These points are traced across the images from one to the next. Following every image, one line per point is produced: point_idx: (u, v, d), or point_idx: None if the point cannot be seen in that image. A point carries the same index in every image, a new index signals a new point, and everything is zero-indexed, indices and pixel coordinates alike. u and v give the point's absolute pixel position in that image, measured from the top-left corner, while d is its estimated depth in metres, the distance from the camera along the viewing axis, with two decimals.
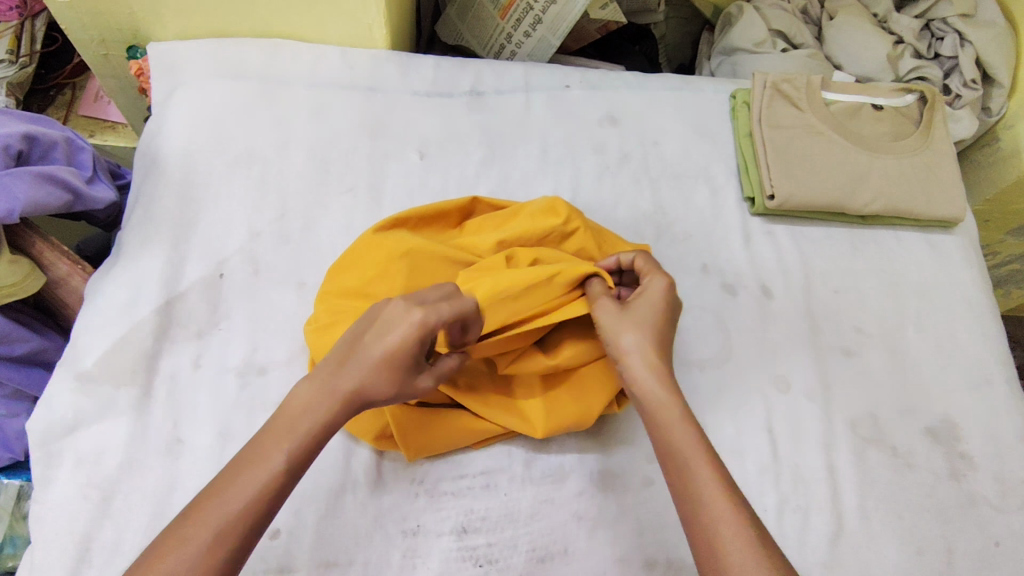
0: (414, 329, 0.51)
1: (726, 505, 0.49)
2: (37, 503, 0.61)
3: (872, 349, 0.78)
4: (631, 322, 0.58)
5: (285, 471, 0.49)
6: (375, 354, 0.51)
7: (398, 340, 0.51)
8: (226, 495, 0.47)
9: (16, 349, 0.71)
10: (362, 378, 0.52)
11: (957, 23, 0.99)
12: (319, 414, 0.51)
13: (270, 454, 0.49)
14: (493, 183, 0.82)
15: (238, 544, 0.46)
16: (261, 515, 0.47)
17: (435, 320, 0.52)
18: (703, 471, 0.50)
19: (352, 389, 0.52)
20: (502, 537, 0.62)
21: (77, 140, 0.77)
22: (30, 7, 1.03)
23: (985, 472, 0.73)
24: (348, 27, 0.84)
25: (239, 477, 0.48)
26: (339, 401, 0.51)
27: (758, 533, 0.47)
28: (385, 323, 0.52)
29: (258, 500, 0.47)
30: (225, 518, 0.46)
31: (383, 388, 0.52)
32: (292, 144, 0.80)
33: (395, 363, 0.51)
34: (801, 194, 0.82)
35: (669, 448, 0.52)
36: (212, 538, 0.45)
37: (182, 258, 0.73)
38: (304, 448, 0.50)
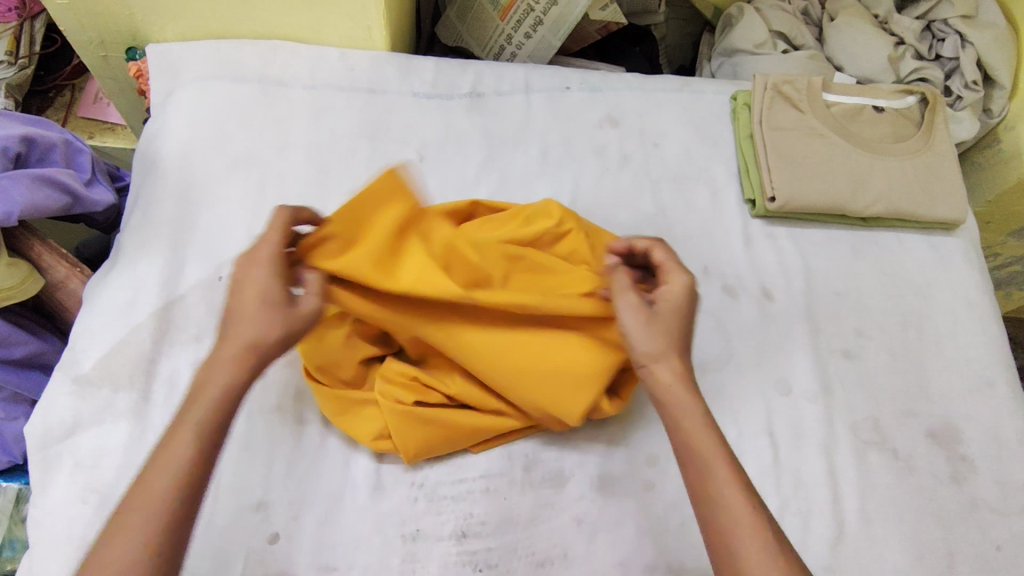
0: (258, 266, 0.54)
1: (745, 511, 0.49)
2: (35, 507, 0.61)
3: (873, 352, 0.78)
4: (658, 324, 0.56)
5: (201, 440, 0.48)
6: (246, 304, 0.53)
7: (252, 281, 0.54)
8: (153, 481, 0.46)
9: (14, 352, 0.71)
10: (246, 329, 0.52)
11: (958, 24, 0.99)
12: (222, 378, 0.51)
13: (180, 436, 0.48)
14: (493, 185, 0.82)
15: (180, 520, 0.46)
16: (190, 498, 0.47)
17: (270, 250, 0.56)
18: (723, 475, 0.50)
19: (242, 344, 0.51)
20: (502, 541, 0.62)
21: (76, 142, 0.77)
22: (30, 8, 1.03)
23: (986, 475, 0.72)
24: (347, 29, 0.84)
25: (158, 467, 0.47)
26: (235, 356, 0.51)
27: (775, 540, 0.48)
28: (235, 281, 0.54)
29: (180, 483, 0.46)
30: (152, 511, 0.45)
31: (268, 325, 0.52)
32: (292, 147, 0.80)
33: (270, 302, 0.53)
34: (802, 196, 0.81)
35: (691, 451, 0.52)
36: (151, 526, 0.45)
37: (181, 260, 0.72)
38: (214, 418, 0.49)
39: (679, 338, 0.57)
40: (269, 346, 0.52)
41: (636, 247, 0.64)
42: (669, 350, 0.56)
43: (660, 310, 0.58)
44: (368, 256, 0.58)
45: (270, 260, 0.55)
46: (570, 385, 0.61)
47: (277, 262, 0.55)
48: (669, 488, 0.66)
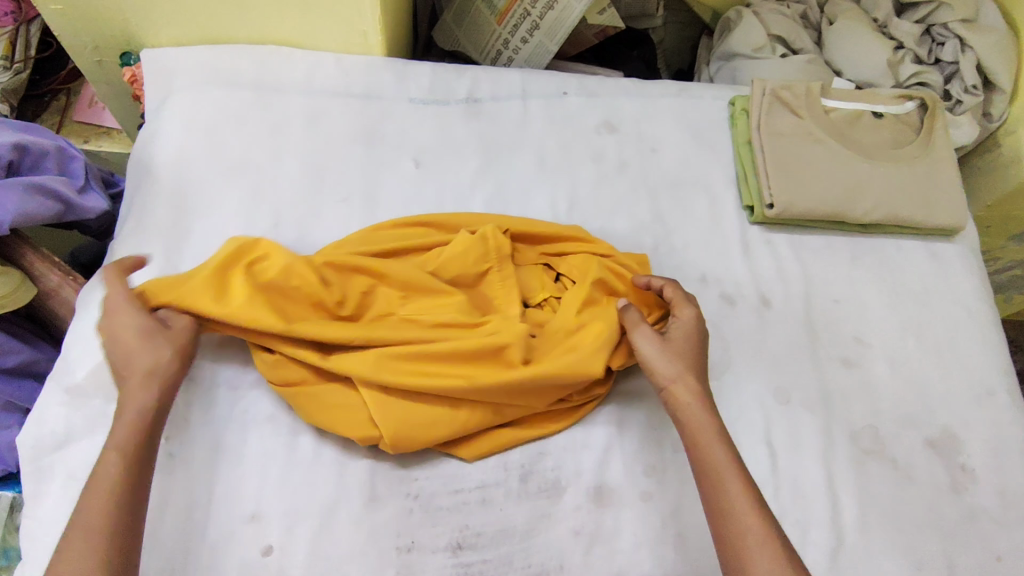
0: (124, 312, 0.61)
1: (756, 518, 0.54)
2: (27, 518, 0.60)
3: (872, 360, 0.77)
4: (669, 350, 0.64)
5: (124, 458, 0.54)
6: (127, 344, 0.59)
7: (123, 325, 0.60)
8: (86, 499, 0.52)
9: (7, 361, 0.71)
10: (140, 361, 0.59)
11: (958, 28, 0.98)
12: (133, 403, 0.57)
13: (107, 461, 0.54)
14: (489, 192, 0.81)
15: (115, 527, 0.51)
16: (126, 508, 0.52)
17: (127, 297, 0.62)
18: (735, 487, 0.56)
19: (144, 371, 0.58)
20: (498, 553, 0.61)
21: (69, 148, 0.76)
22: (24, 13, 1.02)
23: (985, 484, 0.72)
24: (343, 34, 0.84)
25: (91, 491, 0.52)
26: (140, 381, 0.58)
27: (781, 546, 0.53)
28: (108, 331, 0.60)
29: (111, 500, 0.52)
30: (90, 527, 0.50)
31: (154, 351, 0.59)
32: (287, 153, 0.79)
33: (139, 336, 0.60)
34: (800, 202, 0.81)
35: (707, 464, 0.58)
36: (87, 535, 0.50)
37: (174, 268, 0.72)
38: (134, 441, 0.55)
39: (690, 362, 0.64)
40: (165, 369, 0.59)
41: (652, 284, 0.70)
42: (681, 369, 0.63)
43: (673, 342, 0.65)
44: (200, 287, 0.63)
45: (126, 307, 0.61)
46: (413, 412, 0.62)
47: (135, 304, 0.62)
48: (666, 499, 0.65)
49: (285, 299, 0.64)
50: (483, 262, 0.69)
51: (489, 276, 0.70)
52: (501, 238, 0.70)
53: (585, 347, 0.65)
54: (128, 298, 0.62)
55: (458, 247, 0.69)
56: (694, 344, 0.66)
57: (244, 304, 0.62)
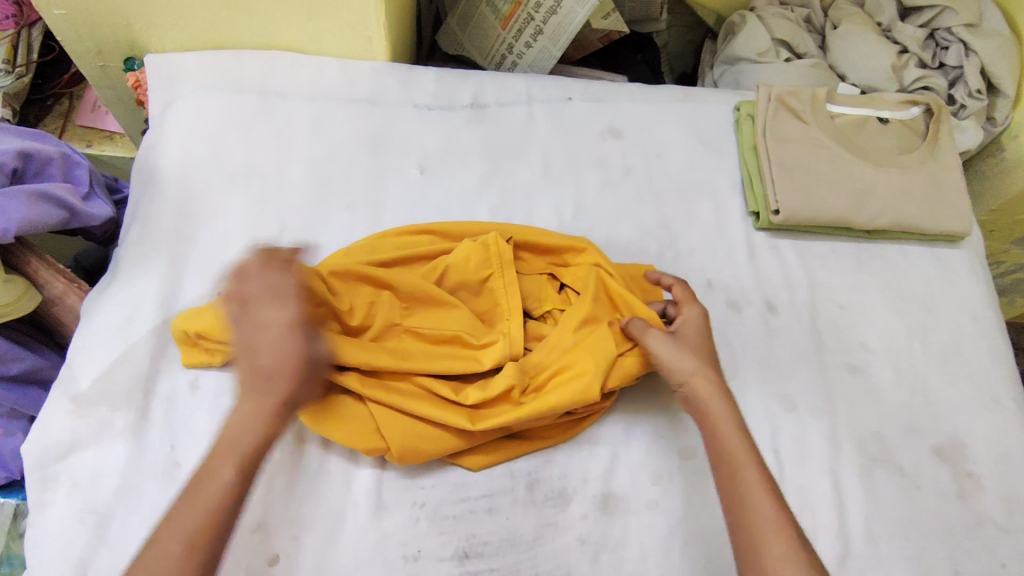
0: (275, 324, 0.55)
1: (771, 508, 0.55)
2: (32, 527, 0.60)
3: (878, 366, 0.77)
4: (684, 350, 0.65)
5: (237, 480, 0.53)
6: (267, 362, 0.54)
7: (274, 338, 0.54)
8: (188, 517, 0.51)
9: (12, 369, 0.70)
10: (281, 388, 0.55)
11: (962, 33, 0.98)
12: (254, 430, 0.54)
13: (218, 473, 0.53)
14: (494, 199, 0.81)
15: (210, 554, 0.51)
16: (224, 527, 0.52)
17: (286, 305, 0.55)
18: (751, 476, 0.56)
19: (277, 400, 0.54)
20: (504, 562, 0.61)
21: (73, 155, 0.76)
22: (27, 16, 1.01)
23: (992, 491, 0.72)
24: (347, 40, 0.83)
25: (192, 501, 0.52)
26: (265, 412, 0.54)
27: (794, 535, 0.53)
28: (251, 336, 0.55)
29: (215, 515, 0.51)
30: (183, 539, 0.50)
31: (295, 386, 0.55)
32: (292, 159, 0.79)
33: (286, 364, 0.54)
34: (807, 208, 0.81)
35: (724, 455, 0.58)
36: (188, 555, 0.50)
37: (179, 276, 0.72)
38: (249, 460, 0.54)
39: (704, 359, 0.65)
40: (297, 400, 0.56)
41: (663, 280, 0.73)
42: (696, 366, 0.63)
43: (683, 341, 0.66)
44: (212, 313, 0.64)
45: (275, 321, 0.55)
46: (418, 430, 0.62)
47: (285, 322, 0.55)
48: (673, 507, 0.65)
49: None
50: (485, 269, 0.69)
51: (491, 284, 0.69)
52: (506, 248, 0.69)
53: (584, 360, 0.64)
54: (284, 311, 0.55)
55: (462, 257, 0.68)
56: (703, 341, 0.67)
57: None
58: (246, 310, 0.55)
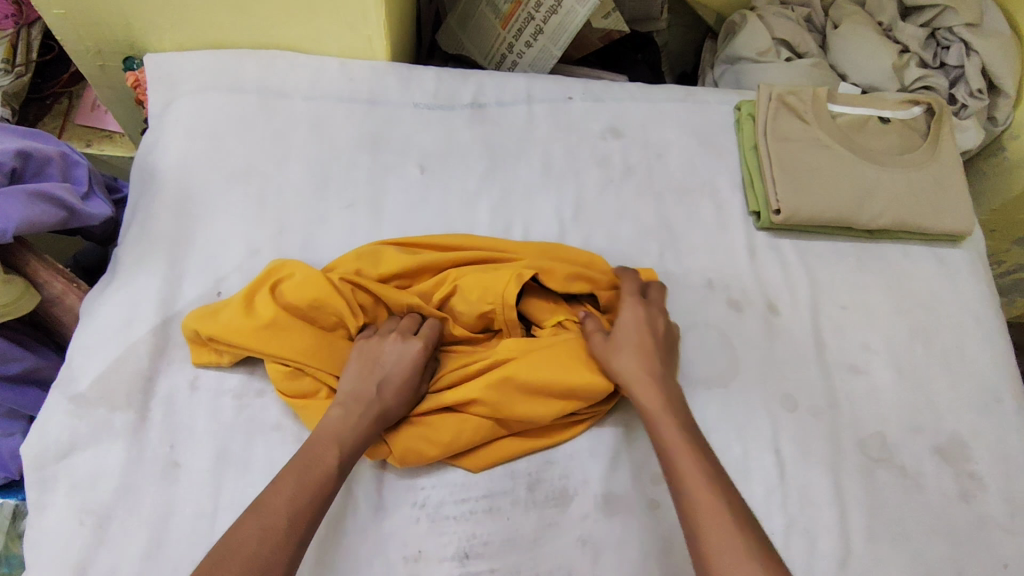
0: (416, 354, 0.63)
1: (707, 494, 0.53)
2: (31, 529, 0.60)
3: (879, 366, 0.77)
4: (618, 351, 0.64)
5: (337, 471, 0.56)
6: (395, 381, 0.62)
7: (410, 365, 0.63)
8: (289, 495, 0.53)
9: (10, 369, 0.70)
10: (398, 408, 0.61)
11: (963, 32, 0.98)
12: (358, 430, 0.59)
13: (324, 460, 0.56)
14: (494, 199, 0.81)
15: (303, 538, 0.52)
16: (317, 513, 0.53)
17: (429, 341, 0.65)
18: (689, 469, 0.55)
19: (383, 412, 0.60)
20: (504, 563, 0.61)
21: (72, 154, 0.76)
22: (26, 16, 1.01)
23: (993, 491, 0.72)
24: (347, 39, 0.83)
25: (299, 480, 0.54)
26: (370, 420, 0.59)
27: (739, 525, 0.51)
28: (388, 358, 0.63)
29: (317, 500, 0.54)
30: (286, 517, 0.52)
31: (403, 410, 0.62)
32: (292, 158, 0.79)
33: (410, 380, 0.62)
34: (809, 207, 0.80)
35: (663, 450, 0.58)
36: (284, 534, 0.51)
37: (179, 276, 0.72)
38: (351, 453, 0.58)
39: (642, 353, 0.65)
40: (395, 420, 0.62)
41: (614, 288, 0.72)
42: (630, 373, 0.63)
43: (621, 341, 0.65)
44: (225, 317, 0.64)
45: (415, 351, 0.64)
46: (431, 435, 0.62)
47: (424, 348, 0.64)
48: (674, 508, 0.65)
49: (306, 318, 0.66)
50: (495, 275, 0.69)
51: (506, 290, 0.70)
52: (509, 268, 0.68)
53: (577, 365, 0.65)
54: (429, 340, 0.65)
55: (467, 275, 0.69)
56: (640, 333, 0.66)
57: (257, 325, 0.63)
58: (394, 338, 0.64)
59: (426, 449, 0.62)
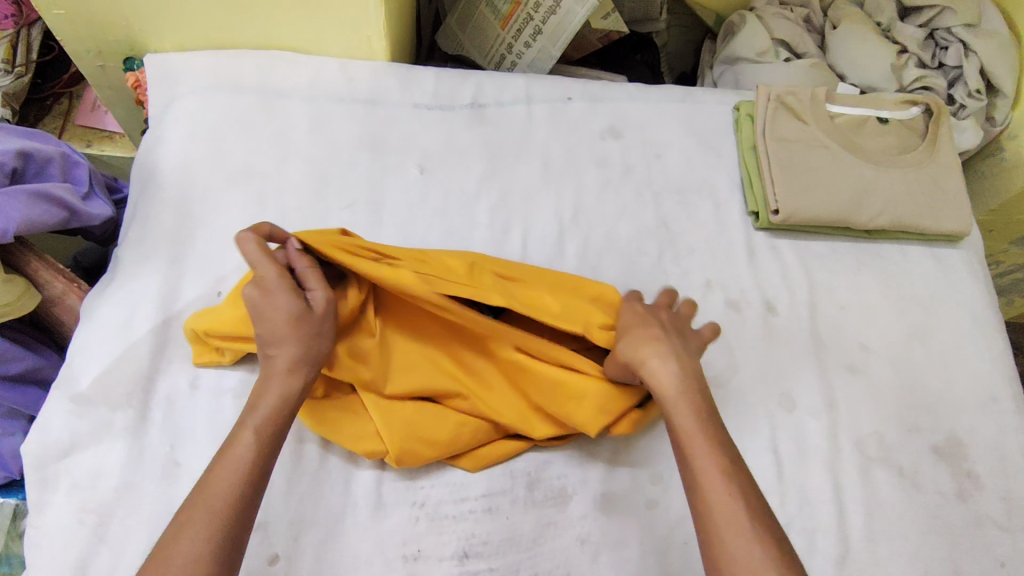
0: (277, 289, 0.58)
1: (713, 466, 0.53)
2: (31, 528, 0.60)
3: (878, 366, 0.77)
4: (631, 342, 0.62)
5: (257, 446, 0.53)
6: (279, 323, 0.57)
7: (278, 301, 0.58)
8: (210, 486, 0.50)
9: (11, 369, 0.70)
10: (304, 344, 0.57)
11: (961, 33, 0.98)
12: (273, 395, 0.56)
13: (240, 440, 0.53)
14: (494, 200, 0.81)
15: (236, 522, 0.50)
16: (247, 497, 0.51)
17: (269, 268, 0.59)
18: (707, 467, 0.53)
19: (290, 362, 0.57)
20: (504, 562, 0.61)
21: (73, 154, 0.76)
22: (26, 16, 1.01)
23: (991, 491, 0.72)
24: (346, 39, 0.83)
25: (218, 467, 0.52)
26: (281, 378, 0.56)
27: (757, 530, 0.49)
28: (259, 308, 0.58)
29: (245, 479, 0.51)
30: (216, 504, 0.49)
31: (303, 340, 0.57)
32: (292, 159, 0.79)
33: (288, 312, 0.57)
34: (808, 207, 0.81)
35: (682, 447, 0.55)
36: (207, 523, 0.48)
37: (179, 276, 0.72)
38: (268, 420, 0.55)
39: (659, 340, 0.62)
40: (309, 357, 0.57)
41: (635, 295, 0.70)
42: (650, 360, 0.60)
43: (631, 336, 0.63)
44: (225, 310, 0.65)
45: (275, 280, 0.58)
46: (418, 433, 0.62)
47: (286, 282, 0.59)
48: (672, 507, 0.65)
49: None
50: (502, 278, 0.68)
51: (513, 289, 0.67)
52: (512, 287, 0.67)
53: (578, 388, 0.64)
54: (274, 270, 0.59)
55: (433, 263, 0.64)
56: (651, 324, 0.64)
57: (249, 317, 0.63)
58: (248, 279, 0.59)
59: (421, 450, 0.62)
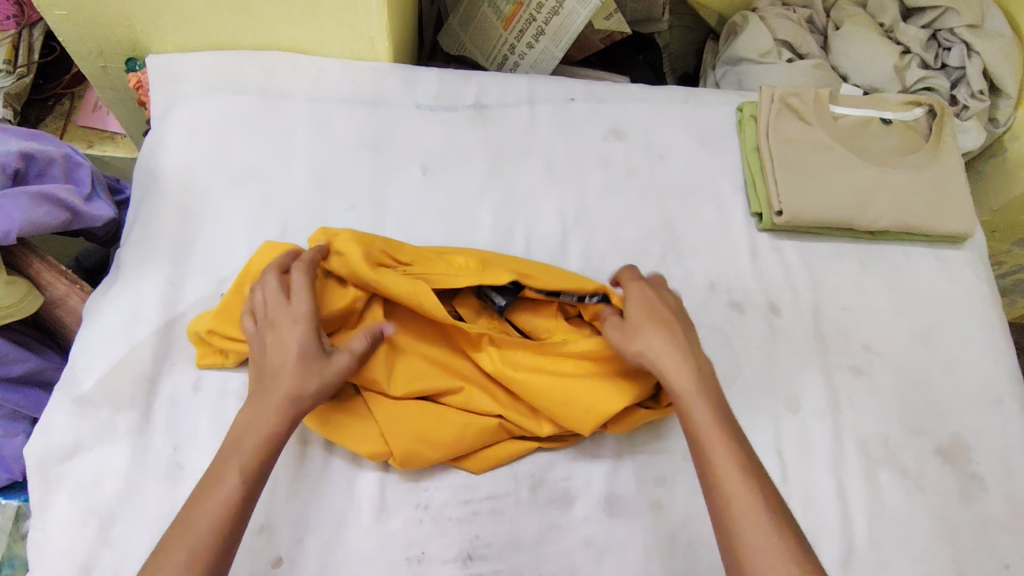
0: (296, 331, 0.59)
1: (730, 462, 0.53)
2: (35, 530, 0.60)
3: (883, 368, 0.77)
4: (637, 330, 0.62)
5: (241, 488, 0.52)
6: (287, 363, 0.57)
7: (292, 341, 0.58)
8: (193, 523, 0.50)
9: (14, 370, 0.69)
10: (304, 384, 0.57)
11: (964, 33, 0.98)
12: (261, 432, 0.55)
13: (224, 479, 0.52)
14: (497, 200, 0.81)
15: (213, 565, 0.49)
16: (225, 542, 0.50)
17: (307, 309, 0.60)
18: (722, 457, 0.54)
19: (283, 402, 0.56)
20: (508, 564, 0.61)
21: (75, 156, 0.76)
22: (28, 16, 1.01)
23: (995, 493, 0.72)
24: (348, 40, 0.83)
25: (204, 503, 0.51)
26: (274, 415, 0.56)
27: (772, 516, 0.51)
28: (276, 342, 0.59)
29: (227, 521, 0.51)
30: (204, 533, 0.50)
31: (308, 384, 0.57)
32: (294, 160, 0.79)
33: (300, 354, 0.58)
34: (811, 208, 0.81)
35: (695, 438, 0.56)
36: (187, 563, 0.48)
37: (182, 277, 0.72)
38: (255, 459, 0.54)
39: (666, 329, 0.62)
40: (304, 401, 0.57)
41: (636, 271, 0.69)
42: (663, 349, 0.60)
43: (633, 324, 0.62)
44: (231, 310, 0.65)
45: (297, 317, 0.59)
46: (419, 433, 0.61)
47: (310, 323, 0.59)
48: (676, 509, 0.65)
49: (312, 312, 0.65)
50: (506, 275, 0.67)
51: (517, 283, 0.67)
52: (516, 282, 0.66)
53: (580, 388, 0.63)
54: (306, 309, 0.60)
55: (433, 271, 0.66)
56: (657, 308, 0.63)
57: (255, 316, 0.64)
58: (268, 312, 0.60)
59: (423, 449, 0.61)
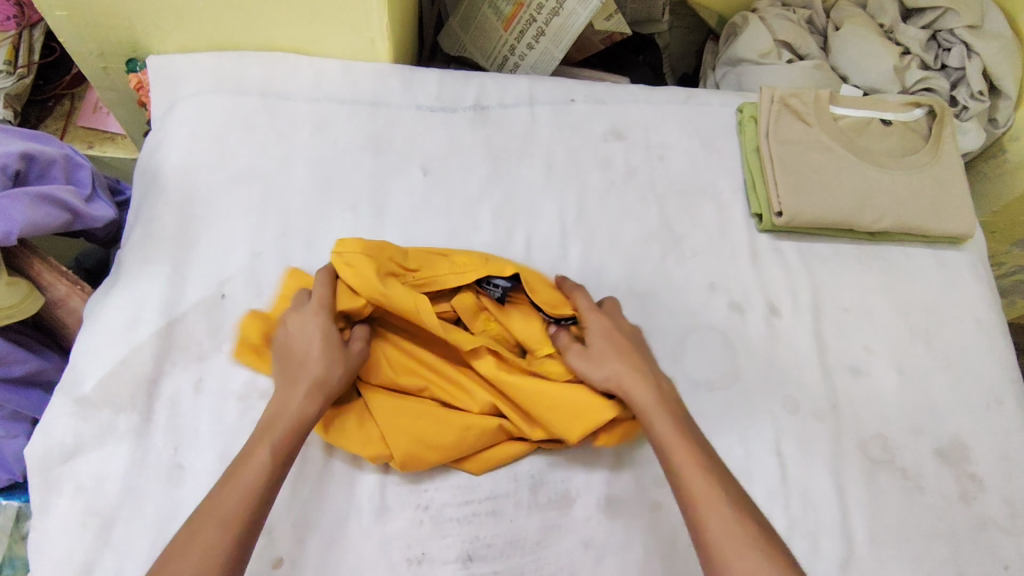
0: (319, 319, 0.62)
1: (692, 463, 0.56)
2: (36, 531, 0.60)
3: (882, 369, 0.77)
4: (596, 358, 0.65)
5: (271, 463, 0.54)
6: (314, 349, 0.60)
7: (316, 330, 0.61)
8: (222, 497, 0.51)
9: (15, 370, 0.69)
10: (330, 368, 0.60)
11: (964, 34, 0.98)
12: (292, 412, 0.57)
13: (255, 456, 0.54)
14: (497, 201, 0.81)
15: (244, 536, 0.50)
16: (254, 515, 0.51)
17: (326, 300, 0.63)
18: (686, 461, 0.56)
19: (311, 383, 0.59)
20: (508, 565, 0.61)
21: (75, 157, 0.76)
22: (28, 17, 1.01)
23: (995, 493, 0.72)
24: (349, 41, 0.83)
25: (234, 479, 0.53)
26: (303, 395, 0.58)
27: (738, 512, 0.52)
28: (301, 332, 0.62)
29: (257, 495, 0.52)
30: (235, 506, 0.51)
31: (334, 367, 0.60)
32: (295, 161, 0.79)
33: (325, 340, 0.61)
34: (811, 209, 0.81)
35: (661, 448, 0.58)
36: (221, 533, 0.49)
37: (182, 278, 0.72)
38: (285, 437, 0.56)
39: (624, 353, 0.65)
40: (332, 383, 0.60)
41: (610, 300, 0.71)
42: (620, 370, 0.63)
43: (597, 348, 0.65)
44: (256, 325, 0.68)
45: (319, 309, 0.63)
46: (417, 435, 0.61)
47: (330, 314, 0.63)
48: (675, 510, 0.65)
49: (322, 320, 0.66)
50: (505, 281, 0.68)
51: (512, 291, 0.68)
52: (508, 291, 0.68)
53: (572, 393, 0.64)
54: (328, 300, 0.63)
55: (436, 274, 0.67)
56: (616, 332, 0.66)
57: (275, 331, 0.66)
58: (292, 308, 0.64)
59: (420, 452, 0.61)
